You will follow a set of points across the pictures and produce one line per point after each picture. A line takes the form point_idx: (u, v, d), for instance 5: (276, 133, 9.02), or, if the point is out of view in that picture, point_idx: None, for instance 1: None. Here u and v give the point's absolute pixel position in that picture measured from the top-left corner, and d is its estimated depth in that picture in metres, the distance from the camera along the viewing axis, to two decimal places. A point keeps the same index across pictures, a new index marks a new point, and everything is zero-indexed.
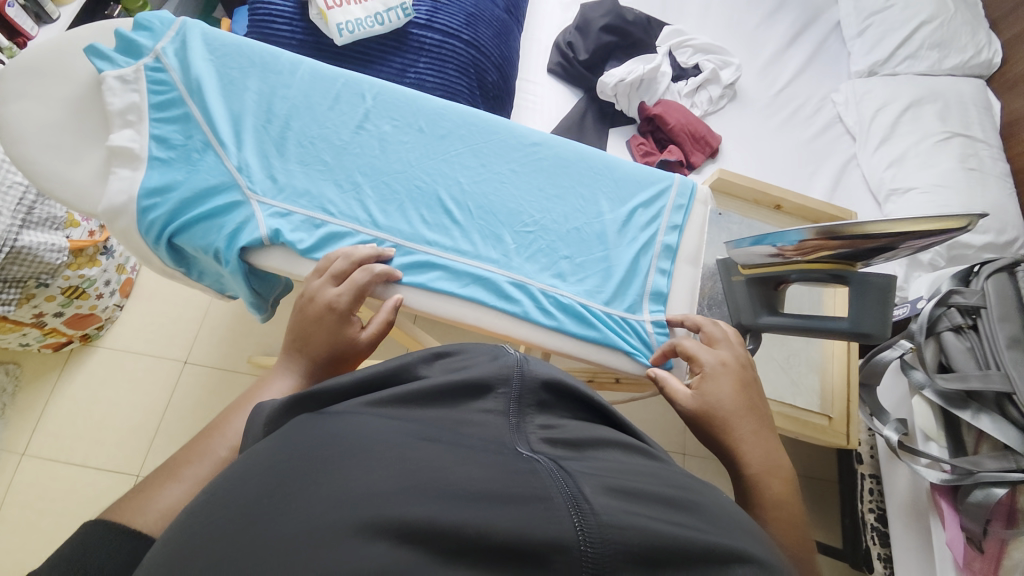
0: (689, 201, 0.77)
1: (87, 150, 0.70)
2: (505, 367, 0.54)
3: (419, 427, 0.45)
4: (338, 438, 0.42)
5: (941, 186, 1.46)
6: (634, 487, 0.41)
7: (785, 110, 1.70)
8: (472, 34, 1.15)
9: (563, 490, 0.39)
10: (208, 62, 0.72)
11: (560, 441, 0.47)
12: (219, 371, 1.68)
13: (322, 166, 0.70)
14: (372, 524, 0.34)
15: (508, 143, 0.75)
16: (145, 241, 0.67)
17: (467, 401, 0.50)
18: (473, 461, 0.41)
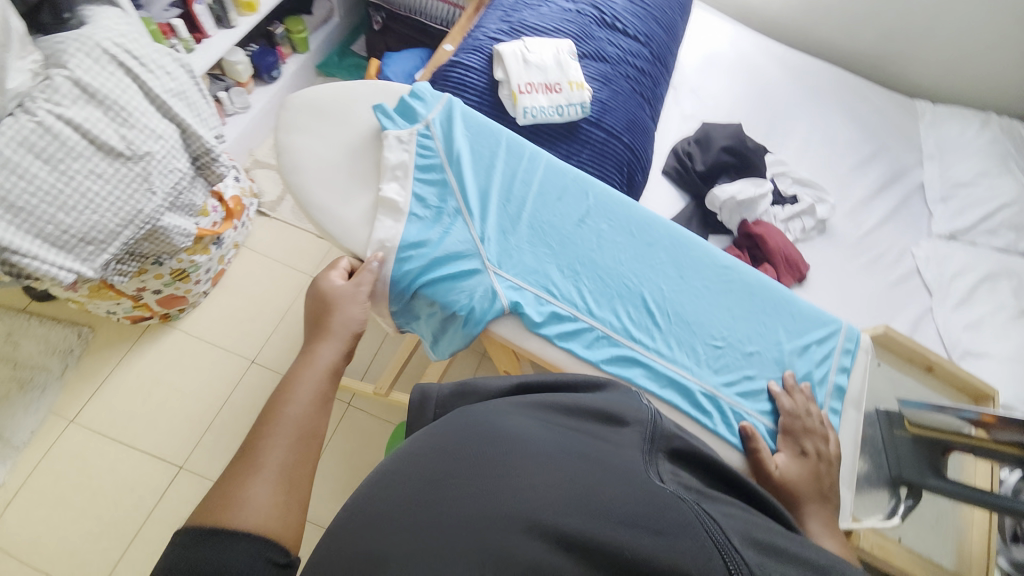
0: (856, 348, 0.81)
1: (352, 192, 0.82)
2: (640, 413, 0.62)
3: (575, 445, 0.56)
4: (514, 437, 0.55)
5: (1016, 361, 1.55)
6: (776, 543, 0.47)
7: (868, 253, 1.80)
8: (630, 138, 1.26)
9: (712, 533, 0.46)
10: (465, 139, 0.85)
11: (693, 490, 0.52)
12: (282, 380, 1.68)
13: (549, 250, 0.79)
14: (541, 528, 0.45)
15: (702, 258, 0.82)
16: (394, 289, 0.77)
17: (607, 430, 0.59)
18: (621, 488, 0.50)
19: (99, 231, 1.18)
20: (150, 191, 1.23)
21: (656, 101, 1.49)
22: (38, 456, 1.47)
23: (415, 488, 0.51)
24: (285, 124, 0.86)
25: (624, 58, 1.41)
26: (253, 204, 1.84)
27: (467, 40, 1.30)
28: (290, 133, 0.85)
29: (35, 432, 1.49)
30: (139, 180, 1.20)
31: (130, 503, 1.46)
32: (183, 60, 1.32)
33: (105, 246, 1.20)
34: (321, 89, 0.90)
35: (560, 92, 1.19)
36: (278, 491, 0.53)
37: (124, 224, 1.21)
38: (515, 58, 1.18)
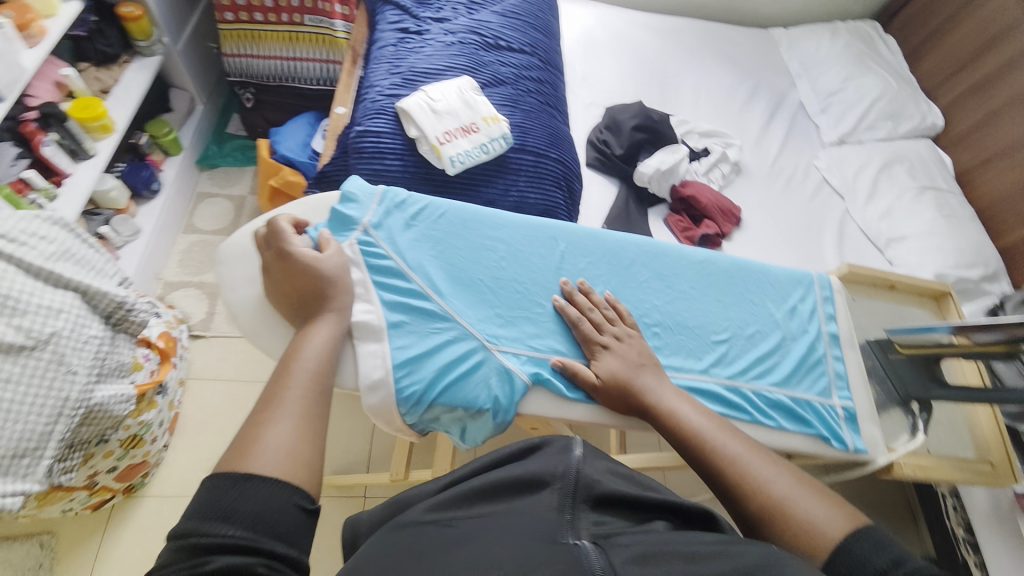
0: (832, 293, 0.89)
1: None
2: (561, 466, 0.64)
3: (497, 524, 0.57)
4: (435, 541, 0.56)
5: (930, 232, 1.75)
6: (666, 552, 0.50)
7: (782, 177, 1.97)
8: (558, 152, 1.28)
9: (598, 561, 0.49)
10: (417, 225, 0.80)
11: (606, 534, 0.55)
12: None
13: (541, 308, 0.77)
14: None
15: (679, 264, 0.85)
16: (398, 411, 0.68)
17: (526, 496, 0.62)
18: (524, 545, 0.52)
19: (28, 440, 1.01)
20: (72, 373, 1.06)
21: (562, 105, 1.51)
22: None
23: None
24: (222, 282, 0.81)
25: (521, 75, 1.42)
26: (184, 331, 1.67)
27: (364, 104, 1.25)
28: (228, 287, 0.80)
29: None
30: (54, 365, 1.04)
31: None
32: (58, 217, 1.17)
33: (41, 452, 1.03)
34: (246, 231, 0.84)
35: (478, 131, 1.17)
36: (295, 437, 0.57)
37: (54, 419, 1.04)
38: (423, 111, 1.15)
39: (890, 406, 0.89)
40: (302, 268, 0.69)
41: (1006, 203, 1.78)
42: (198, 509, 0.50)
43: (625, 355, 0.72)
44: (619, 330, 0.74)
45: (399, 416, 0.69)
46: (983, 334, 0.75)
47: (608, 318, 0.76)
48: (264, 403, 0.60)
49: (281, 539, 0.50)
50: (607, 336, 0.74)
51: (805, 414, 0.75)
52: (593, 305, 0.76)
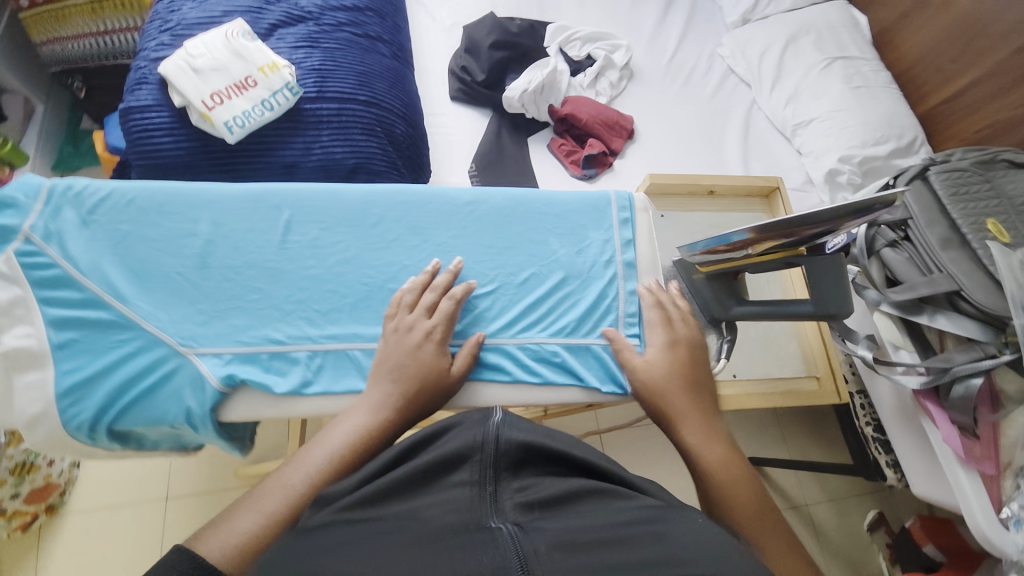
0: (633, 213, 0.77)
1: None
2: (480, 432, 0.49)
3: (395, 523, 0.40)
4: (311, 547, 0.38)
5: (838, 110, 1.56)
6: (586, 539, 0.38)
7: (680, 75, 1.77)
8: (369, 92, 1.10)
9: (515, 557, 0.36)
10: (96, 219, 0.64)
11: (532, 513, 0.42)
12: (166, 505, 1.40)
13: (257, 294, 0.64)
14: None
15: (442, 210, 0.73)
16: (79, 439, 0.58)
17: (440, 477, 0.46)
18: (426, 547, 0.37)
19: None
20: None
21: (397, 33, 1.30)
22: None
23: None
24: None
25: (327, 5, 1.18)
26: None
27: (130, 74, 1.07)
28: None
29: None
30: None
31: None
32: None
33: None
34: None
35: (255, 85, 1.00)
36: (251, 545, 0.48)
37: None
38: (182, 72, 0.98)
39: (700, 328, 0.84)
40: (398, 356, 0.61)
41: (927, 59, 1.57)
42: None
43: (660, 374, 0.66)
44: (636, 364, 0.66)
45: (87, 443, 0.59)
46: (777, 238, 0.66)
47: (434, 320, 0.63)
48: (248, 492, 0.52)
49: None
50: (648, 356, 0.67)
51: (574, 363, 0.68)
52: (409, 305, 0.64)
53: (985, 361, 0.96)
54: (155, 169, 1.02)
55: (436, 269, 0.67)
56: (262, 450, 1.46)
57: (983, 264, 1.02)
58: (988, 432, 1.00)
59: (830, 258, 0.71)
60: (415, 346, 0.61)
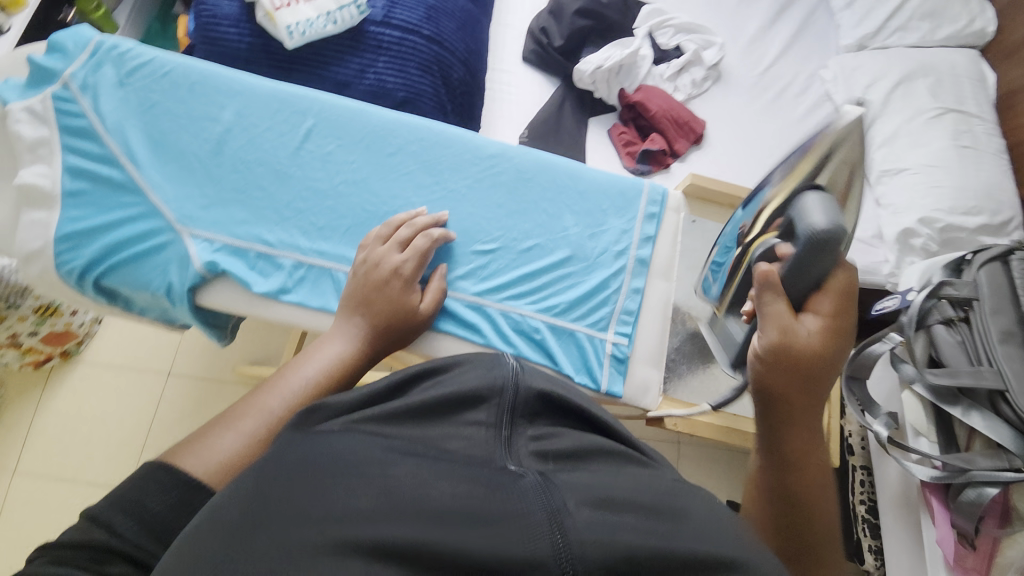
0: (661, 209, 0.72)
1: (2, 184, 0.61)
2: (498, 377, 0.47)
3: (412, 446, 0.38)
4: (325, 452, 0.36)
5: (933, 166, 1.40)
6: (616, 496, 0.36)
7: (771, 90, 1.62)
8: (433, 29, 1.06)
9: (547, 500, 0.34)
10: (129, 82, 0.65)
11: (553, 462, 0.40)
12: (168, 378, 1.48)
13: (261, 193, 0.64)
14: (342, 549, 0.29)
15: (463, 157, 0.70)
16: (68, 285, 0.59)
17: (455, 412, 0.44)
18: (451, 474, 0.35)
19: None
20: None
21: None
22: None
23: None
24: None
25: None
26: None
27: None
28: None
29: None
30: None
31: None
32: None
33: None
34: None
35: None
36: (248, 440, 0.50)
37: None
38: None
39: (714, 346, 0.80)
40: (365, 286, 0.58)
41: None
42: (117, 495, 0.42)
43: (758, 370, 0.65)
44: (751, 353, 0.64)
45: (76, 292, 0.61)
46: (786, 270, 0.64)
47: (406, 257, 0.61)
48: (223, 412, 0.53)
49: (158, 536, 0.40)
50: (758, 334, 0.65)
51: (549, 344, 0.65)
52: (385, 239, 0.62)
53: (1007, 473, 0.86)
54: (216, 57, 1.03)
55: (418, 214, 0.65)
56: (262, 353, 1.52)
57: None
58: (986, 545, 0.92)
59: (845, 269, 0.64)
60: (387, 280, 0.59)
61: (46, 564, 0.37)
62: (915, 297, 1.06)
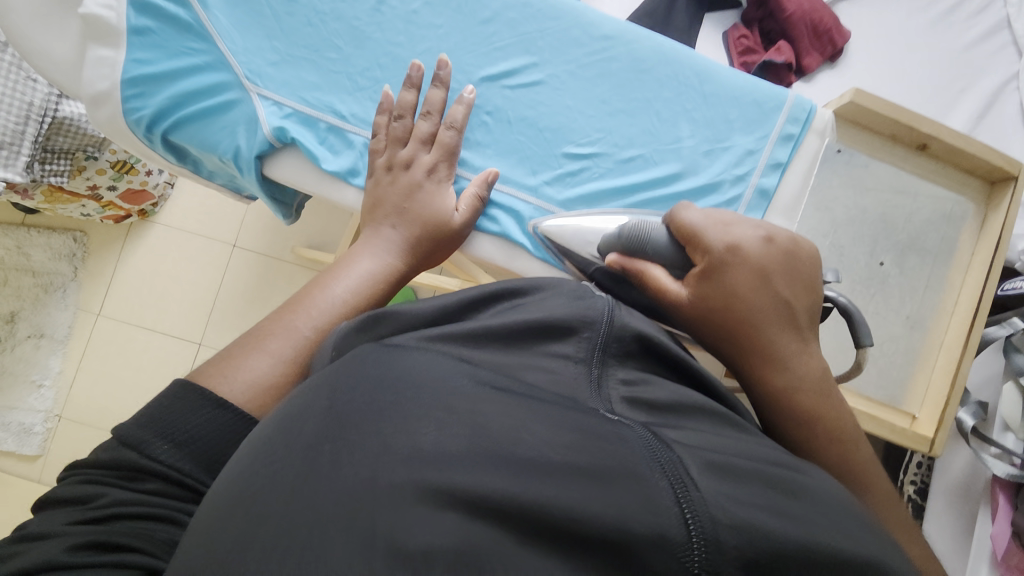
0: (802, 131, 0.58)
1: (66, 15, 0.55)
2: (590, 309, 0.41)
3: (498, 377, 0.35)
4: (409, 374, 0.33)
5: None
6: (736, 464, 0.32)
7: (941, 3, 1.24)
8: None
9: (662, 464, 0.30)
10: None
11: (653, 409, 0.36)
12: (233, 250, 1.54)
13: (335, 54, 0.56)
14: (442, 490, 0.27)
15: (569, 35, 0.58)
16: (135, 136, 0.56)
17: (539, 342, 0.39)
18: (548, 419, 0.32)
19: (1, 132, 1.06)
20: (32, 79, 1.07)
21: None
22: (80, 347, 1.51)
23: (229, 518, 0.29)
24: None
25: None
26: None
27: None
28: None
29: (71, 327, 1.51)
30: (15, 69, 1.06)
31: (140, 392, 1.49)
32: None
33: (17, 150, 1.09)
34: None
35: None
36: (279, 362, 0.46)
37: (23, 120, 1.07)
38: None
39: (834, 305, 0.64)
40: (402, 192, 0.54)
41: None
42: (144, 415, 0.40)
43: (729, 283, 0.48)
44: (703, 265, 0.49)
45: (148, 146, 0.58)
46: (629, 248, 0.52)
47: (430, 157, 0.55)
48: (254, 333, 0.48)
49: (191, 454, 0.39)
50: (743, 232, 0.49)
51: None
52: (400, 139, 0.54)
53: None
54: None
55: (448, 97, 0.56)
56: (320, 239, 1.53)
57: None
58: None
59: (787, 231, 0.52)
60: (417, 185, 0.54)
61: (79, 482, 0.38)
62: None
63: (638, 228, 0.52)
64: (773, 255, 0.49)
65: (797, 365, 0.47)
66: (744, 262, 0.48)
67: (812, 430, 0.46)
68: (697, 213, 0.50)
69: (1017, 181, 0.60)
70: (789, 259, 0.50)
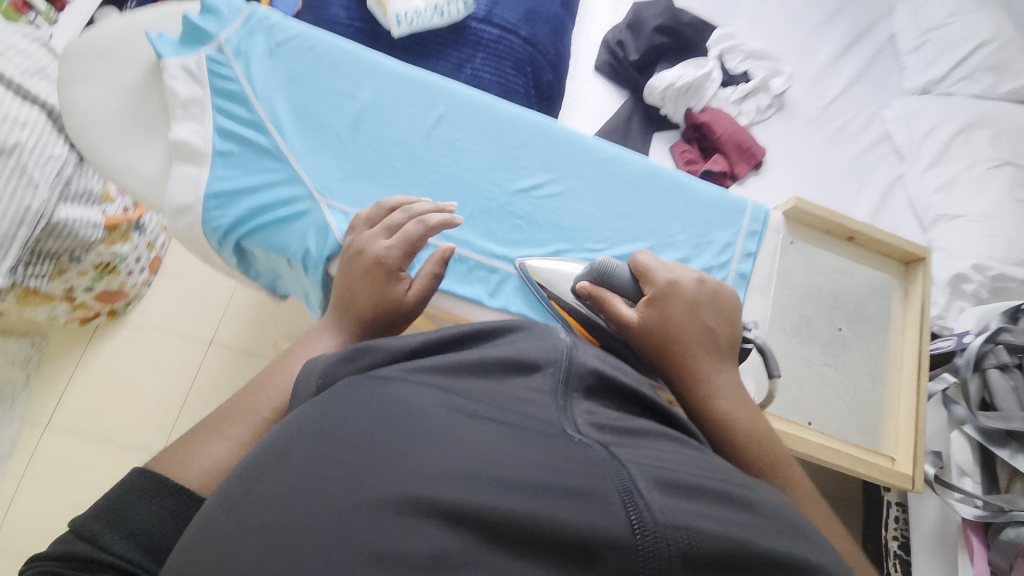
0: (762, 228, 0.74)
1: (154, 137, 0.63)
2: (554, 349, 0.45)
3: (471, 399, 0.39)
4: (401, 403, 0.37)
5: (992, 216, 1.36)
6: (686, 479, 0.36)
7: (831, 125, 1.59)
8: (530, 31, 1.10)
9: (618, 478, 0.34)
10: (273, 55, 0.68)
11: (615, 429, 0.39)
12: (209, 347, 1.51)
13: (392, 172, 0.67)
14: (421, 505, 0.31)
15: (580, 157, 0.73)
16: (209, 242, 0.62)
17: (511, 375, 0.43)
18: (519, 441, 0.36)
19: None
20: (32, 186, 1.05)
21: None
22: (21, 465, 1.35)
23: (222, 540, 0.32)
24: (61, 79, 0.63)
25: None
26: None
27: None
28: (71, 89, 0.63)
29: (14, 441, 1.37)
30: (16, 175, 1.03)
31: None
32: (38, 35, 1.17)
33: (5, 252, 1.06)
34: (103, 27, 0.67)
35: None
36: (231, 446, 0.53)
37: (16, 226, 1.05)
38: None
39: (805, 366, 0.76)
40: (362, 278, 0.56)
41: None
42: (99, 508, 0.43)
43: (671, 310, 0.58)
44: (652, 294, 0.59)
45: (215, 250, 0.64)
46: (598, 278, 0.61)
47: (392, 243, 0.58)
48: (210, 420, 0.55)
49: (146, 547, 0.42)
50: (683, 272, 0.61)
51: None
52: (374, 224, 0.60)
53: None
54: None
55: (416, 201, 0.63)
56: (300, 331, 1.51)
57: None
58: None
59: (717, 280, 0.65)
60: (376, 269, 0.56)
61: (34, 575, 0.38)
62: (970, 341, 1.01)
63: (605, 263, 0.62)
64: (707, 290, 0.61)
65: (721, 372, 0.56)
66: (681, 293, 0.59)
67: (733, 429, 0.53)
68: (648, 256, 0.62)
69: (925, 263, 0.79)
70: (715, 298, 0.61)
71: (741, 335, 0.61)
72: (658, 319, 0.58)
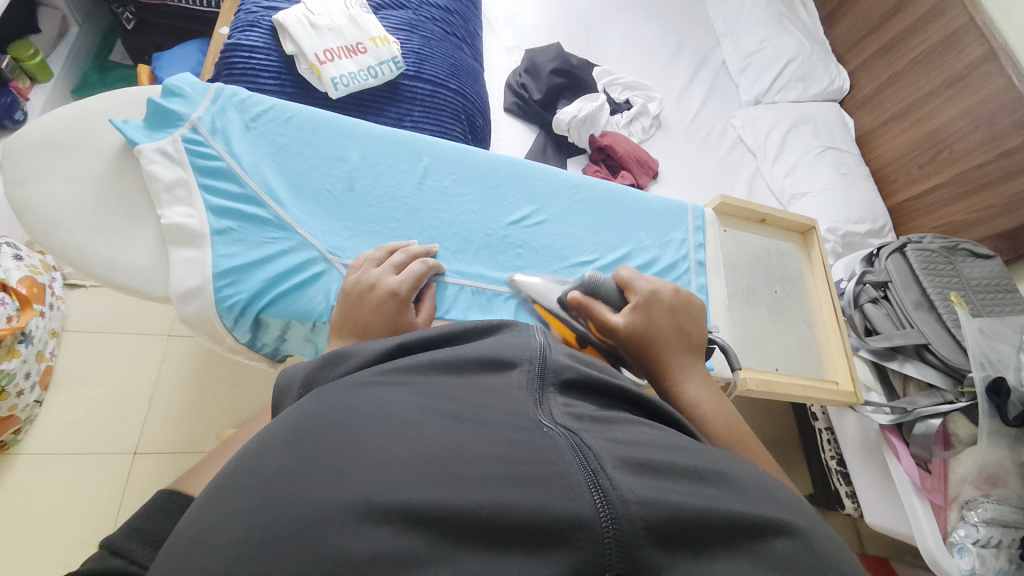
0: (704, 223, 0.91)
1: (138, 223, 0.67)
2: (526, 348, 0.44)
3: (441, 401, 0.37)
4: (373, 410, 0.35)
5: (828, 189, 1.75)
6: (656, 457, 0.35)
7: (699, 135, 1.92)
8: (458, 83, 1.20)
9: (582, 461, 0.33)
10: (250, 132, 0.72)
11: (589, 415, 0.38)
12: (134, 458, 1.26)
13: (395, 223, 0.72)
14: (376, 510, 0.29)
15: (553, 187, 0.83)
16: (223, 321, 0.64)
17: (486, 373, 0.41)
18: (484, 436, 0.34)
19: None
20: None
21: (469, 20, 1.35)
22: None
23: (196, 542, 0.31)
24: (14, 177, 0.66)
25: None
26: (56, 277, 1.36)
27: (237, 17, 1.11)
28: (33, 185, 0.66)
29: None
30: None
31: None
32: None
33: None
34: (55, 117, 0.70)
35: (365, 52, 1.07)
36: None
37: None
38: (301, 25, 1.04)
39: (757, 325, 0.92)
40: (375, 307, 0.57)
41: (899, 162, 1.78)
42: (130, 527, 0.40)
43: (653, 314, 0.63)
44: (635, 300, 0.64)
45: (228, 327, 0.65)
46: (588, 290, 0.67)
47: (401, 278, 0.62)
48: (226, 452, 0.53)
49: None
50: (661, 282, 0.67)
51: None
52: (379, 263, 0.64)
53: (943, 405, 1.08)
54: None
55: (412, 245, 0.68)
56: (243, 412, 1.34)
57: (948, 327, 1.14)
58: (939, 467, 1.11)
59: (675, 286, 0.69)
60: (385, 300, 0.58)
61: None
62: (847, 286, 1.30)
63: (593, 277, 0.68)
64: (680, 297, 0.66)
65: (687, 362, 0.61)
66: (662, 300, 0.65)
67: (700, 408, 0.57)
68: (628, 269, 0.68)
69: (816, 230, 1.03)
70: (690, 307, 0.67)
71: (706, 333, 0.67)
72: (639, 321, 0.62)
